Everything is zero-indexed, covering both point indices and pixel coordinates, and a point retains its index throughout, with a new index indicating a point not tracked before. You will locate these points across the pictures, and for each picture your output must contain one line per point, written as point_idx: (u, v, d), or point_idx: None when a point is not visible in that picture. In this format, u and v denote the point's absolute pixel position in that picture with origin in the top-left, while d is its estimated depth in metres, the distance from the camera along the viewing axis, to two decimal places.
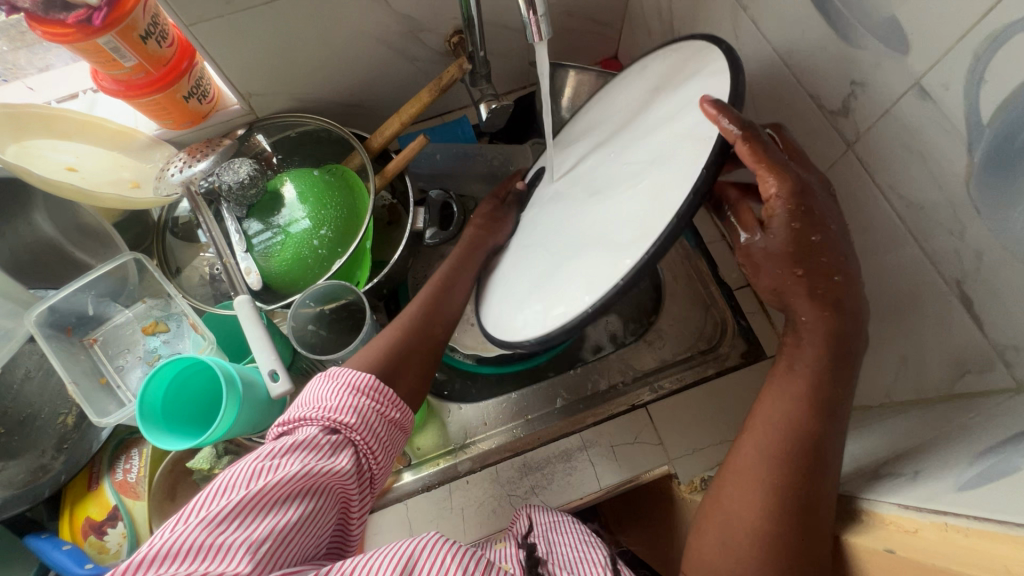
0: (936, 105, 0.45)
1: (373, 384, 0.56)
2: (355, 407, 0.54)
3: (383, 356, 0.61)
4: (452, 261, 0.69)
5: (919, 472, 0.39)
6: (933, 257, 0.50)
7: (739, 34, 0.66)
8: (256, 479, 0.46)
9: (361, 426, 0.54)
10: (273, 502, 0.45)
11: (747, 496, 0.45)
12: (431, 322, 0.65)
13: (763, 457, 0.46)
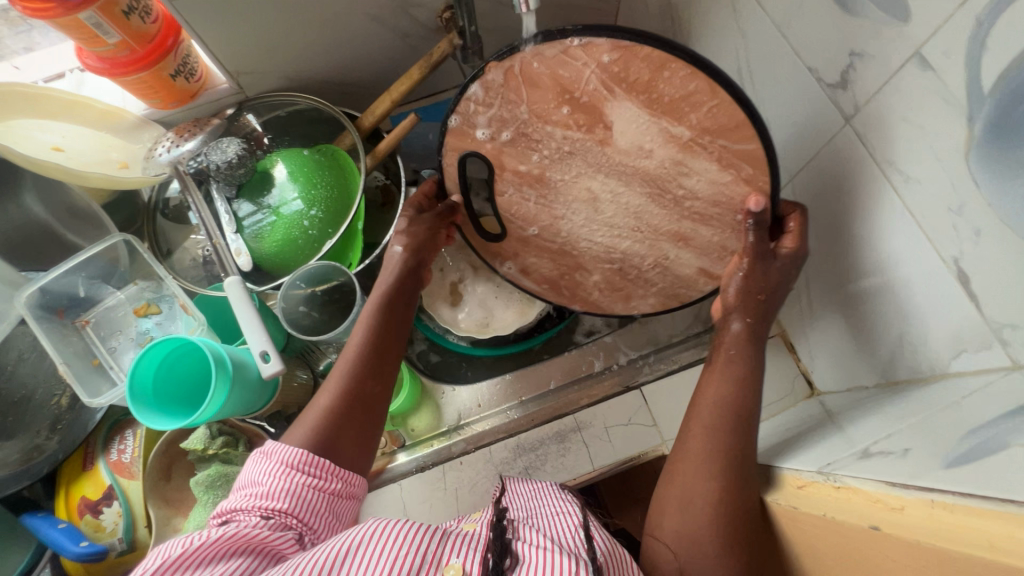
0: (935, 75, 0.43)
1: (311, 460, 0.54)
2: (290, 486, 0.52)
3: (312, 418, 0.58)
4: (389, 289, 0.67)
5: (908, 450, 0.38)
6: (928, 234, 0.49)
7: (737, 7, 0.64)
8: (179, 548, 0.45)
9: (298, 506, 0.52)
10: (193, 566, 0.44)
11: (698, 473, 0.51)
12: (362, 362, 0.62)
13: (706, 436, 0.53)
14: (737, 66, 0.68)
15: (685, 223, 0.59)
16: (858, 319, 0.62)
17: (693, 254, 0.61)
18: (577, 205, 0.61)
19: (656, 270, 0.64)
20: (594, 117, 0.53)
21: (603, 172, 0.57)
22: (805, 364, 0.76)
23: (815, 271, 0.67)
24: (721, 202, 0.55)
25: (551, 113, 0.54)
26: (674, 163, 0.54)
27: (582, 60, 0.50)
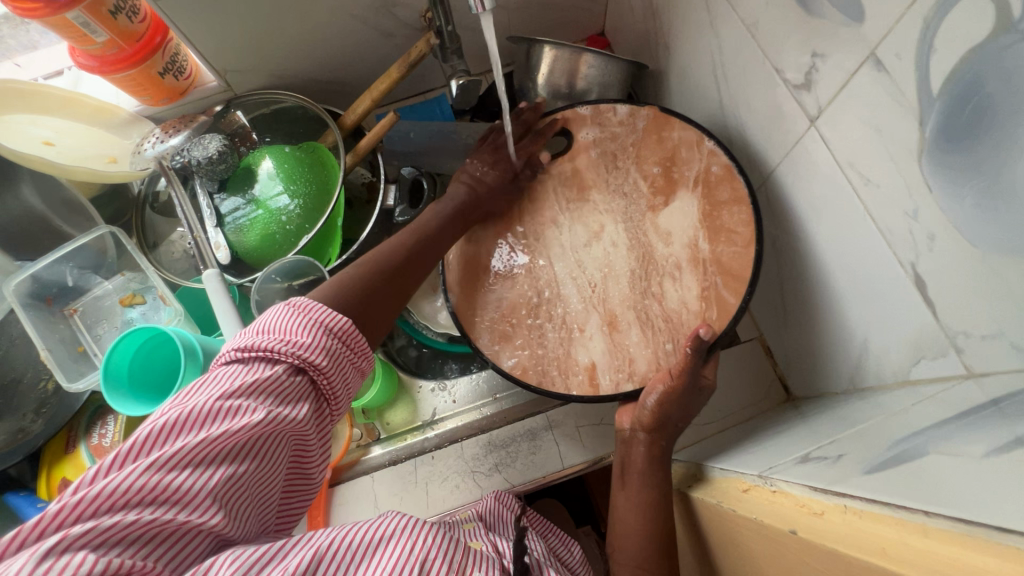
0: (889, 76, 0.43)
1: (348, 327, 0.53)
2: (324, 345, 0.50)
3: (338, 297, 0.56)
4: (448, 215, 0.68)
5: (842, 455, 0.38)
6: (888, 237, 0.48)
7: (711, 7, 0.63)
8: (208, 421, 0.42)
9: (329, 367, 0.51)
10: (230, 444, 0.43)
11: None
12: (374, 283, 0.59)
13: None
14: (712, 68, 0.68)
15: (624, 317, 0.64)
16: (827, 323, 0.61)
17: (604, 348, 0.64)
18: (577, 228, 0.69)
19: (558, 338, 0.65)
20: (672, 184, 0.67)
21: (624, 223, 0.68)
22: (781, 368, 0.75)
23: (788, 275, 0.67)
24: (672, 320, 0.63)
25: (649, 160, 0.69)
26: (676, 262, 0.64)
27: (699, 155, 0.66)
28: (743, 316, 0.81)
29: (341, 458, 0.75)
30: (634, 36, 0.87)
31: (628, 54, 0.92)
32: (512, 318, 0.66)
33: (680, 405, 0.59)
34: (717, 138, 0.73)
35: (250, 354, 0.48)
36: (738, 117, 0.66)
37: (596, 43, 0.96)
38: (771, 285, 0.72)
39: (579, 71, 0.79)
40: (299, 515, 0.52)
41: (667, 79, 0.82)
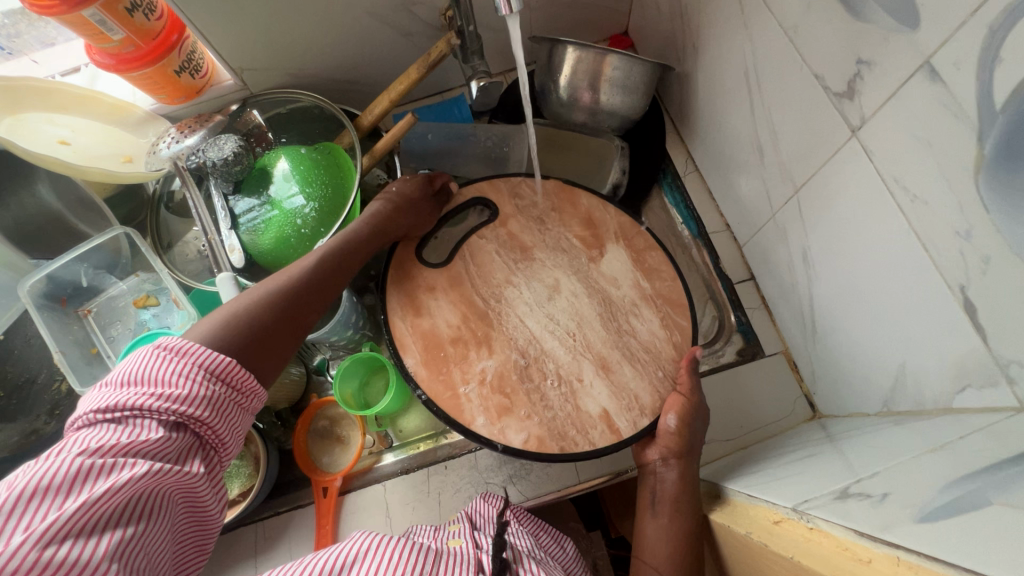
0: (946, 87, 0.40)
1: (234, 369, 0.49)
2: (208, 393, 0.46)
3: (229, 330, 0.51)
4: (364, 229, 0.64)
5: (887, 495, 0.35)
6: (935, 258, 0.45)
7: (746, 9, 0.61)
8: (73, 496, 0.38)
9: (213, 417, 0.47)
10: (105, 519, 0.39)
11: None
12: (297, 292, 0.57)
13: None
14: (744, 73, 0.65)
15: (615, 355, 0.62)
16: (860, 342, 0.59)
17: (607, 391, 0.60)
18: (538, 285, 0.65)
19: (562, 395, 0.59)
20: (600, 237, 0.69)
21: (578, 277, 0.66)
22: (807, 385, 0.73)
23: (819, 290, 0.64)
24: (652, 350, 0.63)
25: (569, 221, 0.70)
26: (632, 302, 0.65)
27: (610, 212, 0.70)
28: (767, 328, 0.78)
29: (353, 466, 0.74)
30: (659, 36, 0.84)
31: (652, 54, 0.90)
32: (505, 388, 0.59)
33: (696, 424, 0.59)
34: (746, 146, 0.70)
35: (116, 412, 0.43)
36: (769, 125, 0.63)
37: (618, 43, 0.94)
38: (798, 300, 0.69)
39: (602, 73, 0.76)
40: (200, 566, 0.49)
41: (693, 81, 0.79)
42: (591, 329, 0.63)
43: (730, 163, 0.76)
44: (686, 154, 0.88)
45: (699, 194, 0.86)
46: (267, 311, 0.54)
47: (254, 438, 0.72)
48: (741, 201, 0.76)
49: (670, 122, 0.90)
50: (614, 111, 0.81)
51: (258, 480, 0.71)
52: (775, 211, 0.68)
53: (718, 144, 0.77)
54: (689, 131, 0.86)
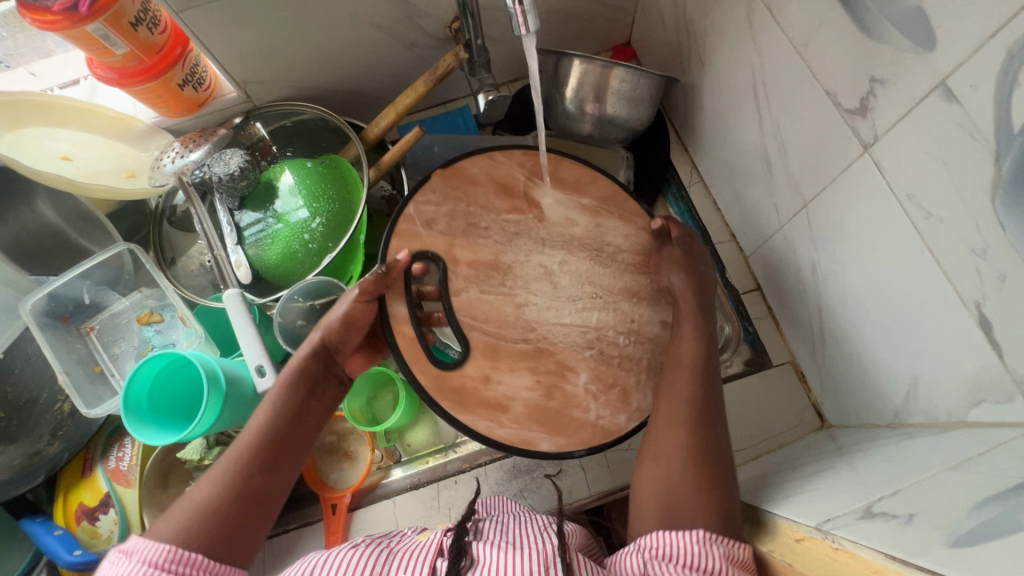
0: (962, 108, 0.40)
1: (177, 555, 0.44)
2: None
3: (189, 524, 0.47)
4: (291, 381, 0.55)
5: (913, 515, 0.36)
6: (950, 274, 0.46)
7: (754, 23, 0.61)
8: None
9: None
10: None
11: (676, 479, 0.52)
12: (270, 432, 0.53)
13: (676, 456, 0.53)
14: (752, 86, 0.65)
15: (626, 277, 0.68)
16: (872, 354, 0.59)
17: (642, 311, 0.67)
18: (535, 283, 0.65)
19: (634, 343, 0.65)
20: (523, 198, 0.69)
21: (548, 246, 0.67)
22: (815, 395, 0.73)
23: (828, 302, 0.64)
24: (633, 252, 0.69)
25: (504, 199, 0.68)
26: (592, 224, 0.69)
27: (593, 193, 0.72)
28: (774, 337, 0.78)
29: (363, 481, 0.73)
30: (663, 48, 0.85)
31: (655, 65, 0.90)
32: (608, 380, 0.63)
33: (699, 292, 0.64)
34: (753, 158, 0.70)
35: None
36: (778, 138, 0.64)
37: (622, 53, 0.94)
38: (806, 311, 0.70)
39: (608, 85, 0.77)
40: None
41: (698, 93, 0.79)
42: (602, 274, 0.67)
43: (736, 174, 0.76)
44: (690, 164, 0.89)
45: (704, 204, 0.86)
46: (220, 507, 0.48)
47: None
48: (748, 213, 0.77)
49: (674, 133, 0.90)
50: (619, 123, 0.81)
51: None
52: (784, 223, 0.68)
53: (724, 154, 0.78)
54: (693, 142, 0.86)
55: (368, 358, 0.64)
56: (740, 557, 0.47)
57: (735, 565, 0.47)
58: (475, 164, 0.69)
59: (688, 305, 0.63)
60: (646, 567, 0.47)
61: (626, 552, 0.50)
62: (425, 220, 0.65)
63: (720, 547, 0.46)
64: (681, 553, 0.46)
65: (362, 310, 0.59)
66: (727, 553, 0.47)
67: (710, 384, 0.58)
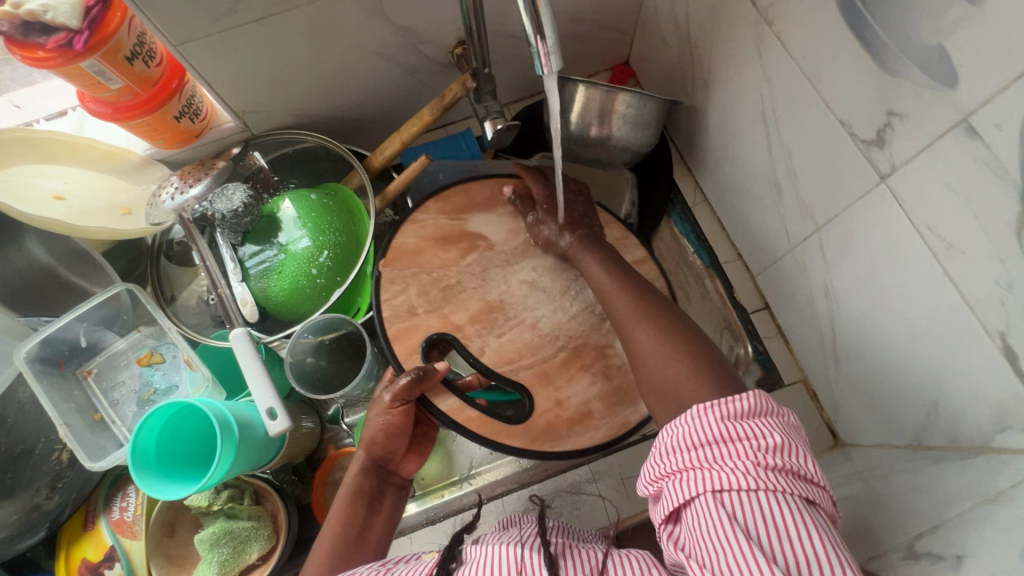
0: (986, 145, 0.41)
1: None
2: None
3: None
4: (348, 502, 0.59)
5: (962, 558, 0.38)
6: (971, 304, 0.47)
7: (763, 50, 0.61)
8: None
9: None
10: None
11: (683, 379, 0.50)
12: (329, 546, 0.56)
13: (671, 361, 0.52)
14: (760, 110, 0.66)
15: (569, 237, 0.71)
16: (890, 376, 0.59)
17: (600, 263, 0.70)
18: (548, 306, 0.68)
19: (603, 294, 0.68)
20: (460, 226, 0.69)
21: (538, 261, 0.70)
22: (828, 413, 0.73)
23: (842, 324, 0.65)
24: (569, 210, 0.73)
25: (452, 247, 0.69)
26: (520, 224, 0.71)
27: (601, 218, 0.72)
28: (784, 356, 0.79)
29: None
30: (664, 69, 0.85)
31: (655, 86, 0.91)
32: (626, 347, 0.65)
33: (610, 262, 0.64)
34: (761, 181, 0.71)
35: None
36: (788, 162, 0.64)
37: (621, 75, 0.95)
38: (818, 332, 0.70)
39: (613, 109, 0.76)
40: None
41: (702, 115, 0.80)
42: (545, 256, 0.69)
43: (743, 196, 0.77)
44: (693, 184, 0.89)
45: (709, 224, 0.87)
46: None
47: (273, 496, 0.69)
48: (756, 233, 0.77)
49: (676, 152, 0.91)
50: (624, 146, 0.81)
51: (279, 542, 0.67)
52: (795, 245, 0.69)
53: (730, 176, 0.78)
54: (697, 162, 0.87)
55: (421, 454, 0.66)
56: (748, 408, 0.42)
57: (744, 419, 0.42)
58: (409, 233, 0.69)
59: (599, 276, 0.63)
60: (661, 466, 0.43)
61: (645, 461, 0.46)
62: (406, 310, 0.65)
63: (737, 401, 0.42)
64: (686, 423, 0.42)
65: (400, 414, 0.60)
66: (727, 413, 0.42)
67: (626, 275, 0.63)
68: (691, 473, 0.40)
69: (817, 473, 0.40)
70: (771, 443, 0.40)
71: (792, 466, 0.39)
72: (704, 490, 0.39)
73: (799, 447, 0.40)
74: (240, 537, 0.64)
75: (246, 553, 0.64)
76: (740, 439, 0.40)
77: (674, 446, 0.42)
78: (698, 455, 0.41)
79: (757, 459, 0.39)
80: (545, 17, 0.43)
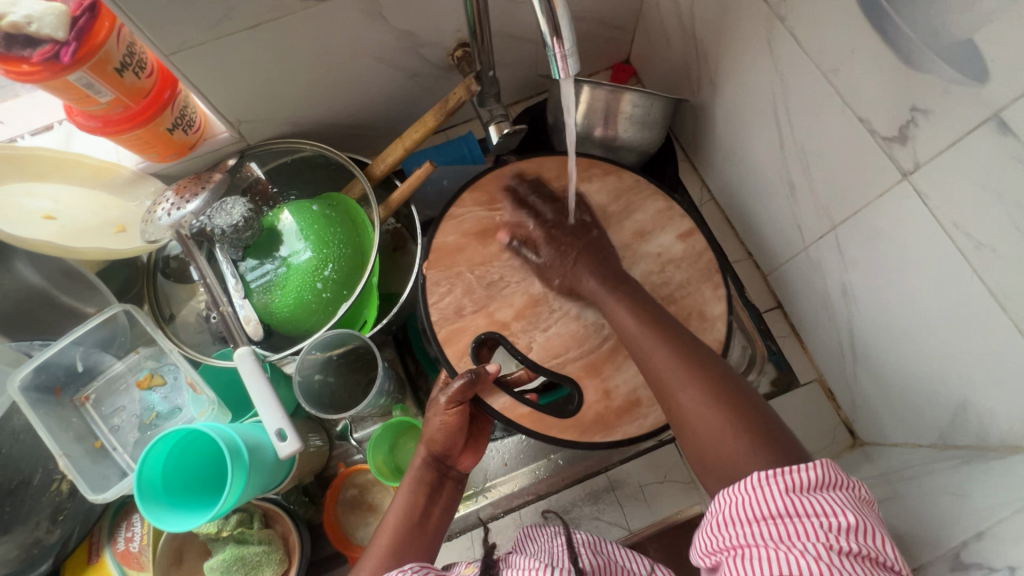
0: (1018, 141, 0.40)
1: None
2: None
3: None
4: (410, 494, 0.59)
5: (1015, 569, 0.36)
6: (1003, 303, 0.46)
7: (774, 47, 0.60)
8: None
9: None
10: None
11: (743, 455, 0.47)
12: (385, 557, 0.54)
13: (722, 434, 0.48)
14: (772, 108, 0.64)
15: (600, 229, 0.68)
16: (911, 376, 0.58)
17: None
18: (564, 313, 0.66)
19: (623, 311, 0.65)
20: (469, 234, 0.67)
21: None
22: (846, 412, 0.72)
23: (861, 323, 0.64)
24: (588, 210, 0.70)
25: (491, 241, 0.67)
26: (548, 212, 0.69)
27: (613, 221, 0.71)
28: (799, 355, 0.78)
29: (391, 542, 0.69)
30: (667, 66, 0.84)
31: (658, 84, 0.89)
32: None
33: (635, 304, 0.59)
34: (773, 179, 0.70)
35: None
36: (802, 160, 0.63)
37: (622, 73, 0.93)
38: (835, 330, 0.69)
39: (619, 110, 0.75)
40: None
41: (709, 113, 0.78)
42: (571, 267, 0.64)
43: (752, 194, 0.76)
44: (700, 183, 0.88)
45: (717, 223, 0.86)
46: None
47: (283, 518, 0.67)
48: (767, 231, 0.76)
49: (681, 152, 0.90)
50: (631, 146, 0.79)
51: (292, 565, 0.65)
52: (809, 243, 0.68)
53: (739, 174, 0.77)
54: (703, 161, 0.86)
55: (478, 448, 0.65)
56: (815, 479, 0.41)
57: (811, 492, 0.40)
58: (449, 230, 0.67)
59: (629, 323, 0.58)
60: (716, 538, 0.42)
61: (699, 533, 0.45)
62: (453, 312, 0.64)
63: (805, 471, 0.41)
64: (746, 492, 0.41)
65: (456, 416, 0.59)
66: (795, 484, 0.40)
67: (650, 321, 0.57)
68: (753, 551, 0.39)
69: (895, 560, 0.38)
70: (842, 523, 0.38)
71: (866, 550, 0.37)
72: (771, 572, 0.37)
73: (874, 527, 0.39)
74: (252, 563, 0.62)
75: None
76: (806, 516, 0.39)
77: (733, 518, 0.41)
78: (757, 532, 0.39)
79: (828, 542, 0.37)
80: (562, 18, 0.41)
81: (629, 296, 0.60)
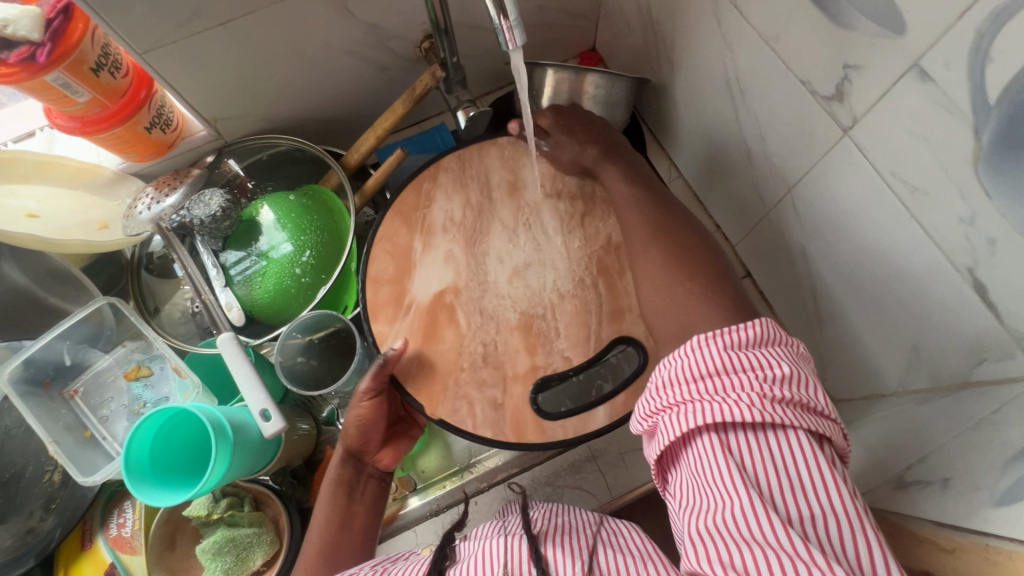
0: (936, 86, 0.43)
1: None
2: None
3: None
4: (333, 490, 0.60)
5: (949, 480, 0.40)
6: (940, 245, 0.48)
7: (722, 21, 0.63)
8: None
9: None
10: None
11: (693, 298, 0.53)
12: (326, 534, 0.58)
13: (669, 288, 0.55)
14: (725, 80, 0.67)
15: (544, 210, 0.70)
16: (869, 326, 0.61)
17: None
18: None
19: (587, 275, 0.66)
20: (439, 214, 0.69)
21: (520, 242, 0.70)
22: (816, 372, 0.75)
23: (821, 280, 0.66)
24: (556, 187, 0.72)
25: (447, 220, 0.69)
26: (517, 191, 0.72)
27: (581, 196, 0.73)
28: (770, 320, 0.80)
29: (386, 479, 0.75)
30: (630, 50, 0.87)
31: (622, 68, 0.92)
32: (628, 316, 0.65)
33: (635, 179, 0.66)
34: (732, 149, 0.73)
35: None
36: (755, 126, 0.66)
37: (588, 59, 0.96)
38: (800, 292, 0.72)
39: (583, 91, 0.78)
40: None
41: (670, 91, 0.81)
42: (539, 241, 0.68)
43: (715, 167, 0.79)
44: (668, 161, 0.91)
45: (686, 198, 0.88)
46: None
47: (274, 501, 0.68)
48: (732, 202, 0.79)
49: (649, 133, 0.93)
50: None
51: (283, 546, 0.66)
52: (770, 208, 0.70)
53: (703, 148, 0.80)
54: (670, 140, 0.89)
55: (398, 446, 0.66)
56: (754, 338, 0.43)
57: (748, 350, 0.43)
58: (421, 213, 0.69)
59: (626, 199, 0.65)
60: (656, 401, 0.44)
61: (641, 398, 0.47)
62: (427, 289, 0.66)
63: (744, 331, 0.43)
64: (691, 355, 0.43)
65: (370, 407, 0.61)
66: (732, 342, 0.43)
67: (640, 197, 0.64)
68: (689, 406, 0.41)
69: (825, 405, 0.41)
70: (778, 373, 0.40)
71: (799, 398, 0.40)
72: (704, 424, 0.40)
73: (807, 377, 0.41)
74: (243, 544, 0.63)
75: (249, 560, 0.63)
76: (742, 370, 0.41)
77: (676, 378, 0.43)
78: (697, 388, 0.41)
79: (762, 391, 0.39)
80: None
81: (631, 178, 0.67)
